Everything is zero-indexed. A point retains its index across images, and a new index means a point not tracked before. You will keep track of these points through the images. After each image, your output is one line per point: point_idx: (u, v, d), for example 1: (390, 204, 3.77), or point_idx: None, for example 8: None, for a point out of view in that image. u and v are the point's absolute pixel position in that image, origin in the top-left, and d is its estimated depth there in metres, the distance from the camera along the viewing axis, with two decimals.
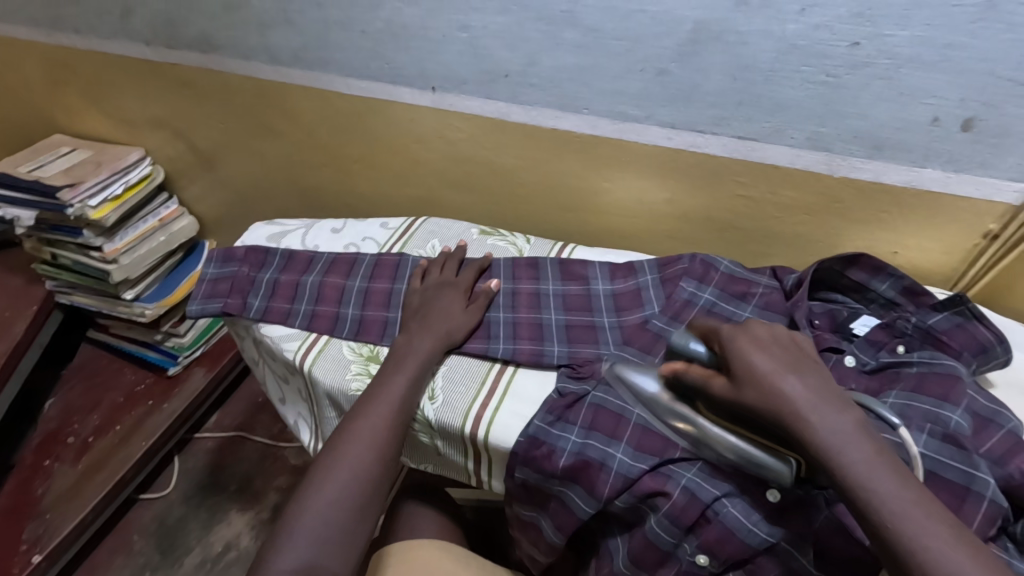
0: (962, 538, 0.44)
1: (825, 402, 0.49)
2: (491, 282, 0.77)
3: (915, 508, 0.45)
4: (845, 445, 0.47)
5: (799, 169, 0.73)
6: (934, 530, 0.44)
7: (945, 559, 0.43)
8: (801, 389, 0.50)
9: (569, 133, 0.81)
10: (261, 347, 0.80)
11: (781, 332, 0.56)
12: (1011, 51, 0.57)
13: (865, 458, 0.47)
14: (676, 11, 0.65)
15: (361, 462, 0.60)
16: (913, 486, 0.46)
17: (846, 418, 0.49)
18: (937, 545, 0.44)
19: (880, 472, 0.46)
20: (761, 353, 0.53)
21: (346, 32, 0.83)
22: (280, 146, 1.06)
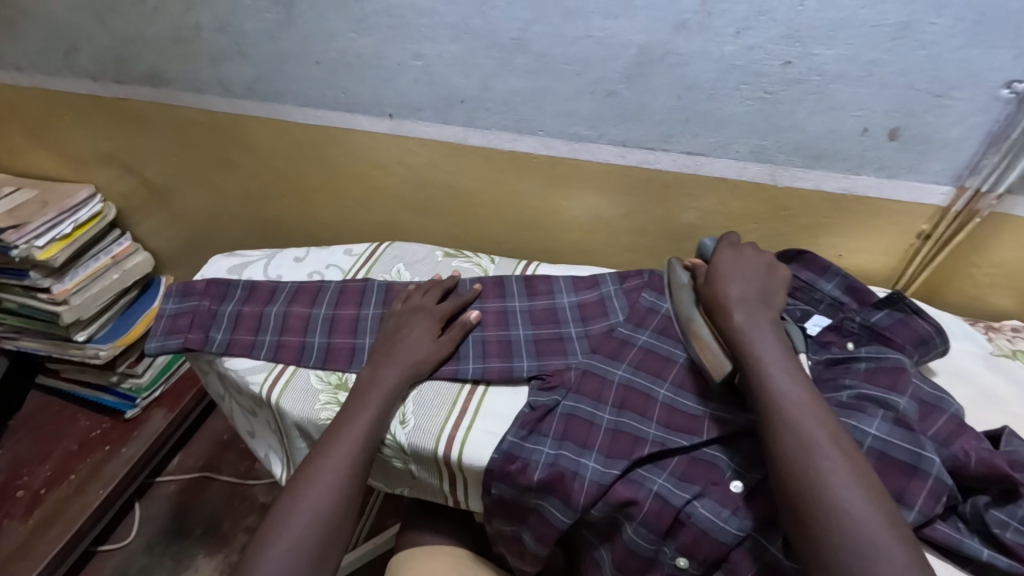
0: (820, 405, 0.53)
1: (752, 302, 0.63)
2: (471, 312, 0.76)
3: (788, 376, 0.55)
4: (750, 326, 0.60)
5: (745, 181, 0.77)
6: (798, 392, 0.54)
7: (797, 411, 0.53)
8: (739, 288, 0.64)
9: (527, 154, 0.84)
10: (226, 381, 0.79)
11: (761, 257, 0.69)
12: (926, 66, 0.62)
13: (764, 338, 0.59)
14: (620, 36, 0.68)
15: (328, 492, 0.59)
16: (795, 366, 0.57)
17: (765, 314, 0.62)
18: (794, 402, 0.53)
19: (772, 349, 0.58)
20: (734, 262, 0.67)
21: (300, 63, 0.84)
22: (238, 176, 1.05)
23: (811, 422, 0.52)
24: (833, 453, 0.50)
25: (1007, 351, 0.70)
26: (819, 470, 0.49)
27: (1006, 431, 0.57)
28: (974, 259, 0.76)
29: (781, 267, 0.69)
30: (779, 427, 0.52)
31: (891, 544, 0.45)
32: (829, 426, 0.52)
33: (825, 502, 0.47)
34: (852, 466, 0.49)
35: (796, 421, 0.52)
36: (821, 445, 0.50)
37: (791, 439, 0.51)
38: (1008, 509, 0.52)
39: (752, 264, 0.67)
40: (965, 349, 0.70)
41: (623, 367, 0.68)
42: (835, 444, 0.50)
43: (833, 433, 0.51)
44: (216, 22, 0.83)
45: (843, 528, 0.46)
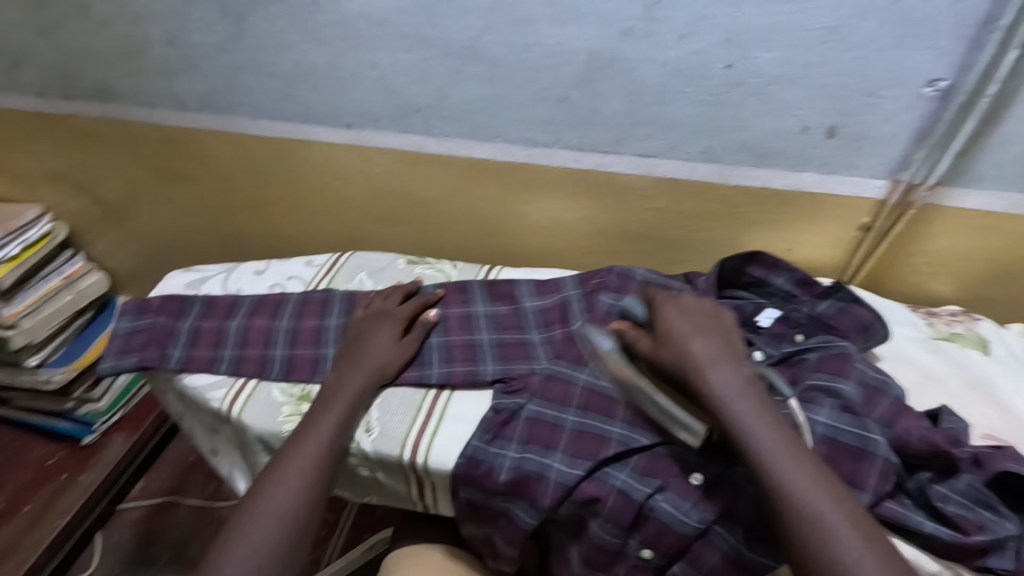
0: (825, 480, 0.50)
1: (723, 359, 0.57)
2: (431, 312, 0.76)
3: (787, 452, 0.51)
4: (733, 395, 0.54)
5: (696, 180, 0.80)
6: (801, 470, 0.50)
7: (809, 496, 0.49)
8: (705, 348, 0.57)
9: (485, 160, 0.85)
10: (185, 399, 0.77)
11: (702, 300, 0.63)
12: (856, 66, 0.65)
13: (749, 407, 0.53)
14: (569, 43, 0.70)
15: (290, 500, 0.58)
16: (789, 435, 0.52)
17: (740, 372, 0.56)
18: (801, 484, 0.49)
19: (763, 422, 0.52)
20: (680, 315, 0.60)
21: (254, 75, 0.83)
22: (194, 192, 1.03)
23: (826, 506, 0.48)
24: (854, 538, 0.47)
25: (946, 334, 0.74)
26: (850, 567, 0.46)
27: (943, 409, 0.60)
28: (912, 248, 0.80)
29: (723, 309, 0.64)
30: (792, 516, 0.49)
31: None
32: (844, 508, 0.48)
33: None
34: (876, 550, 0.46)
35: (811, 509, 0.48)
36: (842, 533, 0.47)
37: (813, 534, 0.47)
38: (948, 483, 0.55)
39: (697, 311, 0.61)
40: (906, 334, 0.74)
41: (587, 370, 0.68)
42: (856, 528, 0.47)
43: (849, 515, 0.48)
44: (166, 36, 0.82)
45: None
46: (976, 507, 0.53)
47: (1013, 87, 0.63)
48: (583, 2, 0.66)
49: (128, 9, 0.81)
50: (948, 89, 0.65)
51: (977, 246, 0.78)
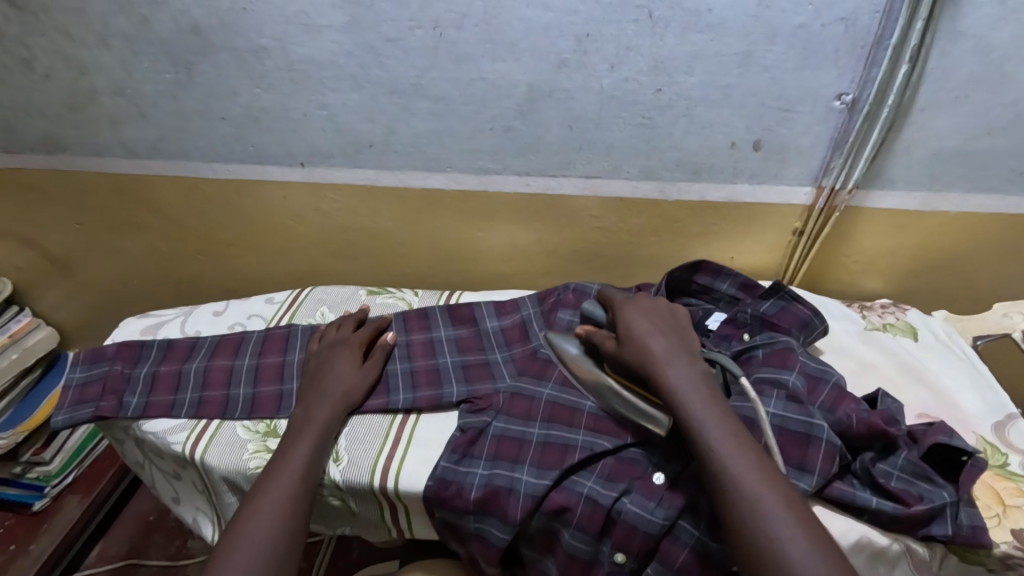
0: (765, 467, 0.53)
1: (679, 358, 0.62)
2: (389, 337, 0.78)
3: (730, 438, 0.54)
4: (686, 388, 0.59)
5: (639, 198, 0.85)
6: (746, 456, 0.53)
7: (747, 478, 0.52)
8: (662, 347, 0.63)
9: (437, 190, 0.88)
10: (145, 446, 0.76)
11: (660, 303, 0.70)
12: (771, 85, 0.72)
13: (700, 399, 0.58)
14: (509, 76, 0.75)
15: (263, 537, 0.56)
16: (734, 423, 0.56)
17: (695, 368, 0.61)
18: (740, 466, 0.52)
19: (711, 410, 0.57)
20: (640, 317, 0.67)
21: (204, 120, 0.85)
22: (147, 239, 1.02)
23: (762, 487, 0.51)
24: (788, 518, 0.49)
25: (878, 325, 0.80)
26: (779, 542, 0.48)
27: (879, 393, 0.64)
28: (842, 249, 0.87)
29: (679, 308, 0.70)
30: (732, 495, 0.51)
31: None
32: (780, 490, 0.51)
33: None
34: (805, 527, 0.49)
35: (749, 491, 0.51)
36: (773, 511, 0.49)
37: (748, 512, 0.50)
38: (889, 461, 0.59)
39: (656, 313, 0.68)
40: (843, 328, 0.79)
41: (550, 384, 0.71)
42: (788, 507, 0.50)
43: (782, 495, 0.51)
44: (113, 85, 0.83)
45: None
46: (915, 481, 0.57)
47: (909, 97, 0.71)
48: (519, 38, 0.71)
49: (71, 61, 0.81)
50: (853, 102, 0.72)
51: (898, 243, 0.84)
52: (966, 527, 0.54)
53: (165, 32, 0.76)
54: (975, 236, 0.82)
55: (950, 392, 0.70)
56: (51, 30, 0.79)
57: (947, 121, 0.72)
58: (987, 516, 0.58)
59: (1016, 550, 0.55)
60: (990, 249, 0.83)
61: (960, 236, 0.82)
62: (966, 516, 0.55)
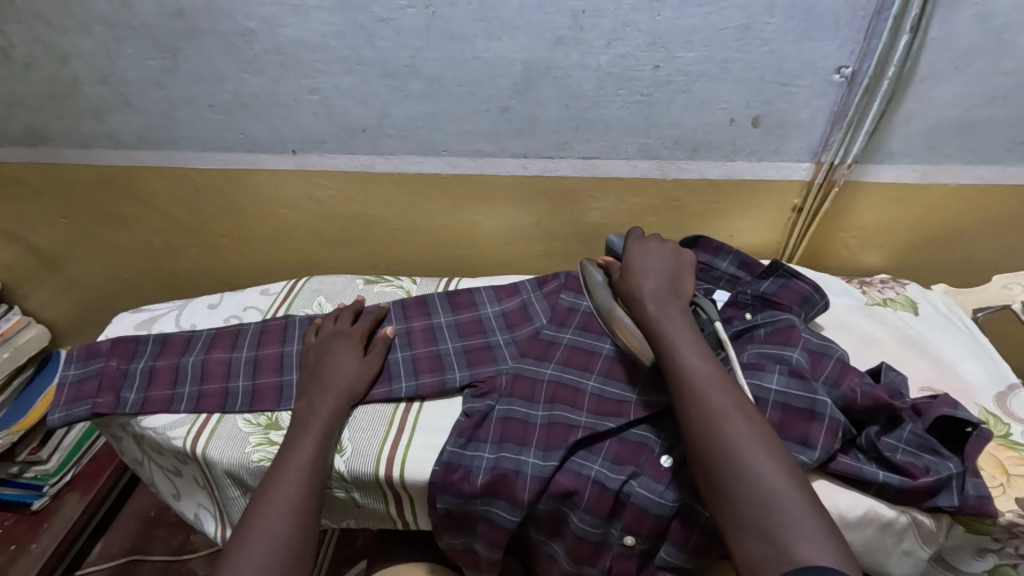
0: (729, 386, 0.56)
1: (664, 292, 0.65)
2: (387, 328, 0.77)
3: (695, 353, 0.58)
4: (664, 313, 0.63)
5: (638, 177, 0.84)
6: (712, 374, 0.56)
7: (707, 391, 0.55)
8: (647, 275, 0.67)
9: (433, 175, 0.86)
10: (143, 442, 0.74)
11: (666, 245, 0.72)
12: (771, 59, 0.70)
13: (676, 325, 0.61)
14: (506, 55, 0.73)
15: (284, 525, 0.56)
16: (702, 344, 0.60)
17: (673, 294, 0.65)
18: (705, 383, 0.56)
19: (680, 328, 0.61)
20: (644, 254, 0.70)
21: (191, 107, 0.83)
22: (138, 233, 1.00)
23: (720, 395, 0.55)
24: (744, 429, 0.52)
25: (879, 300, 0.80)
26: (732, 447, 0.51)
27: (883, 366, 0.64)
28: (841, 225, 0.87)
29: (685, 251, 0.72)
30: (694, 408, 0.55)
31: (790, 493, 0.48)
32: (744, 408, 0.54)
33: (739, 476, 0.50)
34: (754, 430, 0.52)
35: (709, 404, 0.54)
36: (727, 414, 0.53)
37: (708, 422, 0.53)
38: (894, 434, 0.59)
39: (661, 253, 0.70)
40: (844, 303, 0.79)
41: (552, 366, 0.71)
42: (741, 413, 0.53)
43: (746, 414, 0.53)
44: (95, 74, 0.80)
45: (756, 493, 0.49)
46: (921, 453, 0.58)
47: (910, 68, 0.70)
48: (514, 15, 0.69)
49: (52, 50, 0.79)
50: (852, 74, 0.71)
51: (897, 217, 0.84)
52: (972, 497, 0.55)
53: (147, 16, 0.74)
54: (974, 208, 0.81)
55: (952, 363, 0.71)
56: (29, 16, 0.76)
57: (948, 91, 0.71)
58: (991, 485, 0.58)
59: (1020, 518, 0.56)
60: (989, 221, 0.83)
61: (961, 208, 0.82)
62: (972, 487, 0.56)
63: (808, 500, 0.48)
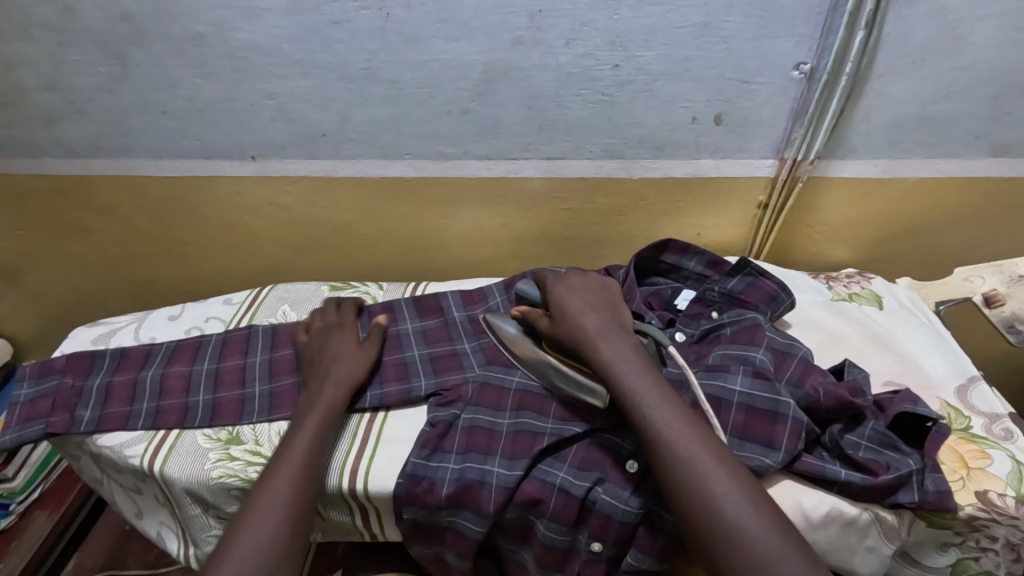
0: (697, 428, 0.54)
1: (612, 333, 0.63)
2: (380, 319, 0.77)
3: (667, 410, 0.55)
4: (616, 357, 0.61)
5: (604, 177, 0.83)
6: (677, 418, 0.55)
7: (678, 438, 0.53)
8: (594, 323, 0.64)
9: (397, 178, 0.85)
10: (101, 461, 0.72)
11: (592, 281, 0.71)
12: (731, 57, 0.70)
13: (632, 368, 0.59)
14: (464, 56, 0.72)
15: (269, 526, 0.54)
16: (665, 390, 0.57)
17: (626, 340, 0.62)
18: (674, 430, 0.53)
19: (644, 382, 0.58)
20: (572, 294, 0.68)
21: (144, 114, 0.80)
22: (98, 244, 0.98)
23: (703, 454, 0.52)
24: (722, 474, 0.51)
25: (844, 295, 0.80)
26: (712, 496, 0.49)
27: (847, 363, 0.65)
28: (808, 221, 0.87)
29: (610, 282, 0.71)
30: (668, 458, 0.52)
31: (792, 554, 0.46)
32: (716, 451, 0.52)
33: (726, 528, 0.48)
34: (741, 487, 0.50)
35: (681, 450, 0.52)
36: (713, 475, 0.50)
37: (684, 471, 0.51)
38: (856, 432, 0.59)
39: (591, 291, 0.69)
40: (810, 300, 0.79)
41: (518, 372, 0.70)
42: (726, 471, 0.51)
43: (720, 458, 0.52)
44: (42, 82, 0.78)
45: (746, 548, 0.47)
46: (883, 449, 0.58)
47: (868, 65, 0.70)
48: (469, 15, 0.68)
49: None
50: (812, 71, 0.71)
51: (861, 212, 0.85)
52: (931, 493, 0.56)
53: (92, 21, 0.72)
54: (937, 202, 0.82)
55: (915, 358, 0.71)
56: None
57: (907, 87, 0.71)
58: (952, 479, 0.59)
59: (980, 511, 0.57)
60: (952, 215, 0.83)
61: (923, 203, 0.82)
62: (932, 483, 0.56)
63: (806, 555, 0.46)
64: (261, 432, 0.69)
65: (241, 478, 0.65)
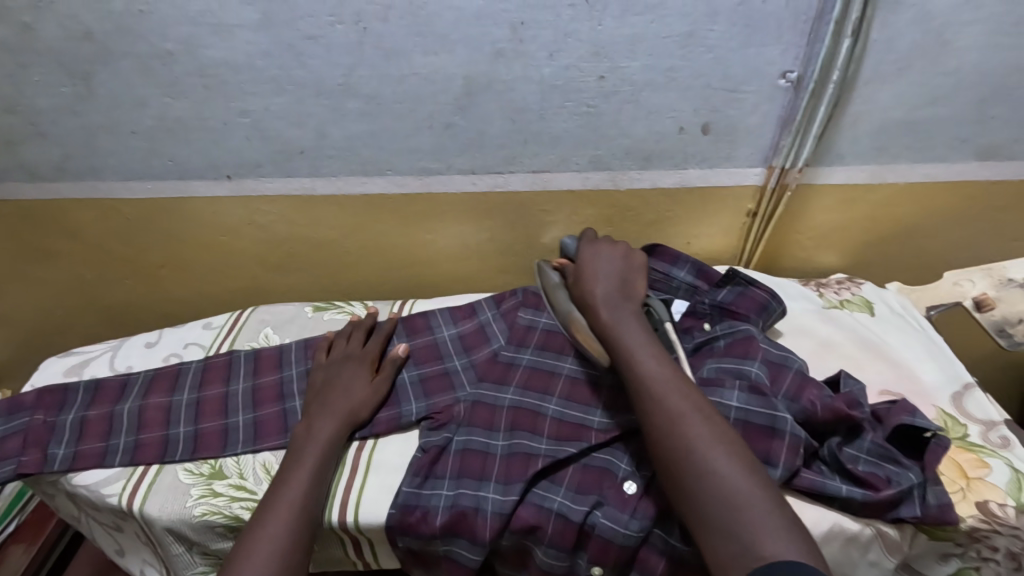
0: (683, 384, 0.55)
1: (616, 296, 0.64)
2: (399, 347, 0.75)
3: (652, 360, 0.57)
4: (617, 318, 0.62)
5: (590, 188, 0.82)
6: (666, 373, 0.55)
7: (663, 391, 0.54)
8: (600, 283, 0.65)
9: (379, 195, 0.83)
10: (77, 500, 0.69)
11: (618, 248, 0.70)
12: (716, 66, 0.69)
13: (630, 328, 0.60)
14: (445, 70, 0.70)
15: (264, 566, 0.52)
16: (658, 349, 0.58)
17: (628, 302, 0.64)
18: (660, 383, 0.54)
19: (638, 340, 0.59)
20: (595, 257, 0.68)
21: (112, 135, 0.77)
22: (70, 269, 0.94)
23: (684, 406, 0.53)
24: (702, 425, 0.51)
25: (835, 302, 0.79)
26: (690, 443, 0.50)
27: (842, 374, 0.64)
28: (796, 227, 0.86)
29: (637, 252, 0.70)
30: (653, 408, 0.53)
31: (756, 493, 0.47)
32: (700, 405, 0.53)
33: (702, 474, 0.49)
34: (714, 430, 0.51)
35: (665, 402, 0.53)
36: (690, 421, 0.51)
37: (666, 421, 0.52)
38: (855, 444, 0.59)
39: (613, 258, 0.69)
40: (801, 308, 0.78)
41: (511, 390, 0.68)
42: (700, 415, 0.52)
43: (702, 412, 0.52)
44: (2, 103, 0.74)
45: (719, 494, 0.47)
46: (883, 462, 0.57)
47: (854, 71, 0.69)
48: (449, 28, 0.67)
49: None
50: (798, 78, 0.70)
51: (849, 216, 0.84)
52: (933, 507, 0.55)
53: (54, 41, 0.69)
54: (925, 205, 0.82)
55: (910, 366, 0.71)
56: None
57: (893, 92, 0.71)
58: (952, 491, 0.58)
59: (981, 522, 0.56)
60: (939, 217, 0.83)
61: (910, 206, 0.82)
62: (933, 495, 0.56)
63: (770, 493, 0.47)
64: (245, 465, 0.67)
65: (226, 515, 0.62)
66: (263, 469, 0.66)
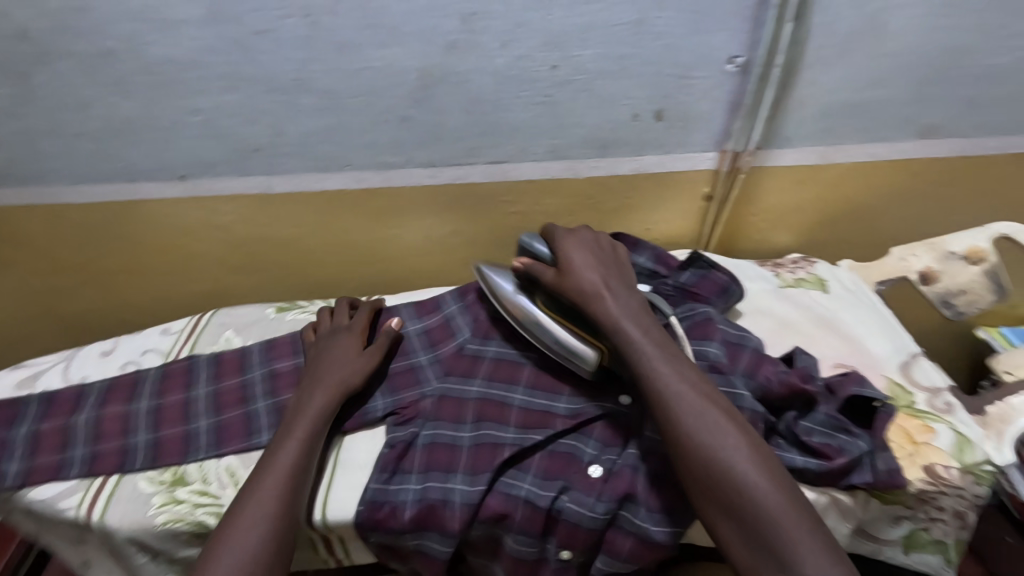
0: (705, 389, 0.55)
1: (618, 290, 0.63)
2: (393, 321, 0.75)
3: (670, 363, 0.56)
4: (623, 313, 0.61)
5: (550, 177, 0.82)
6: (687, 377, 0.55)
7: (689, 398, 0.54)
8: (601, 278, 0.64)
9: (339, 191, 0.82)
10: (33, 516, 0.67)
11: (601, 239, 0.70)
12: (667, 52, 0.70)
13: (640, 327, 0.60)
14: (399, 63, 0.69)
15: (239, 563, 0.51)
16: (671, 350, 0.58)
17: (633, 299, 0.63)
18: (684, 388, 0.54)
19: (650, 340, 0.58)
20: (580, 250, 0.67)
21: (56, 138, 0.75)
22: (19, 278, 0.91)
23: (711, 411, 0.53)
24: (732, 433, 0.52)
25: (791, 281, 0.82)
26: (723, 452, 0.51)
27: (795, 351, 0.67)
28: (753, 208, 0.88)
29: (620, 247, 0.70)
30: (678, 415, 0.53)
31: (790, 500, 0.48)
32: (724, 411, 0.53)
33: (738, 483, 0.49)
34: (743, 437, 0.52)
35: (692, 408, 0.53)
36: (721, 429, 0.52)
37: (696, 428, 0.52)
38: (810, 417, 0.61)
39: (594, 250, 0.67)
40: (760, 288, 0.80)
41: (477, 381, 0.68)
42: (727, 422, 0.52)
43: (728, 417, 0.53)
44: None
45: (755, 504, 0.48)
46: (835, 433, 0.59)
47: (800, 56, 0.71)
48: (400, 21, 0.66)
49: None
50: (746, 64, 0.71)
51: (803, 197, 0.86)
52: (883, 472, 0.57)
53: None
54: (873, 183, 0.85)
55: (861, 339, 0.73)
56: None
57: (838, 75, 0.73)
58: (901, 456, 0.61)
59: (928, 485, 0.59)
60: (886, 195, 0.86)
61: (860, 185, 0.85)
62: (883, 462, 0.58)
63: (799, 500, 0.49)
64: (208, 470, 0.66)
65: (189, 522, 0.62)
66: (228, 474, 0.65)
